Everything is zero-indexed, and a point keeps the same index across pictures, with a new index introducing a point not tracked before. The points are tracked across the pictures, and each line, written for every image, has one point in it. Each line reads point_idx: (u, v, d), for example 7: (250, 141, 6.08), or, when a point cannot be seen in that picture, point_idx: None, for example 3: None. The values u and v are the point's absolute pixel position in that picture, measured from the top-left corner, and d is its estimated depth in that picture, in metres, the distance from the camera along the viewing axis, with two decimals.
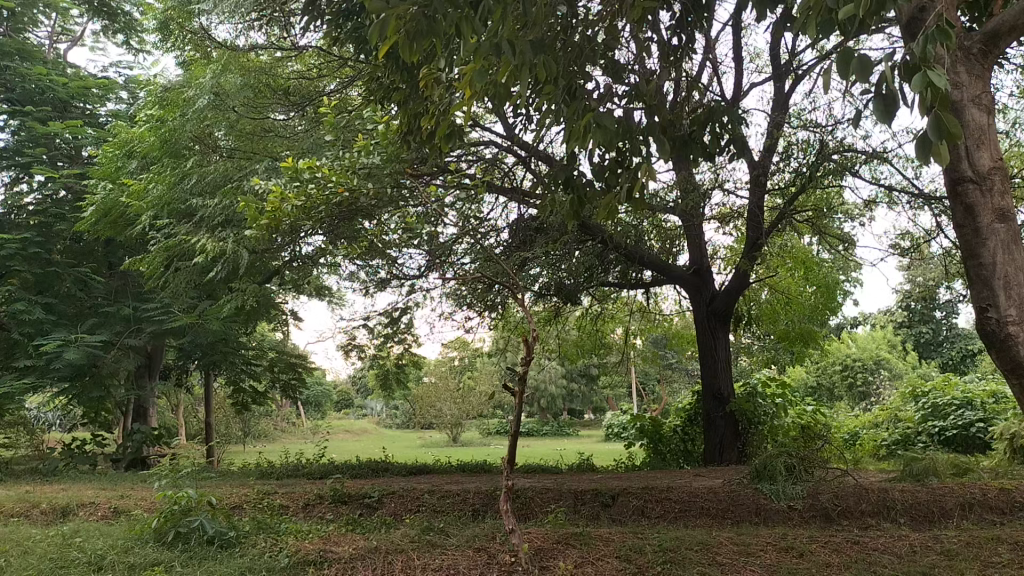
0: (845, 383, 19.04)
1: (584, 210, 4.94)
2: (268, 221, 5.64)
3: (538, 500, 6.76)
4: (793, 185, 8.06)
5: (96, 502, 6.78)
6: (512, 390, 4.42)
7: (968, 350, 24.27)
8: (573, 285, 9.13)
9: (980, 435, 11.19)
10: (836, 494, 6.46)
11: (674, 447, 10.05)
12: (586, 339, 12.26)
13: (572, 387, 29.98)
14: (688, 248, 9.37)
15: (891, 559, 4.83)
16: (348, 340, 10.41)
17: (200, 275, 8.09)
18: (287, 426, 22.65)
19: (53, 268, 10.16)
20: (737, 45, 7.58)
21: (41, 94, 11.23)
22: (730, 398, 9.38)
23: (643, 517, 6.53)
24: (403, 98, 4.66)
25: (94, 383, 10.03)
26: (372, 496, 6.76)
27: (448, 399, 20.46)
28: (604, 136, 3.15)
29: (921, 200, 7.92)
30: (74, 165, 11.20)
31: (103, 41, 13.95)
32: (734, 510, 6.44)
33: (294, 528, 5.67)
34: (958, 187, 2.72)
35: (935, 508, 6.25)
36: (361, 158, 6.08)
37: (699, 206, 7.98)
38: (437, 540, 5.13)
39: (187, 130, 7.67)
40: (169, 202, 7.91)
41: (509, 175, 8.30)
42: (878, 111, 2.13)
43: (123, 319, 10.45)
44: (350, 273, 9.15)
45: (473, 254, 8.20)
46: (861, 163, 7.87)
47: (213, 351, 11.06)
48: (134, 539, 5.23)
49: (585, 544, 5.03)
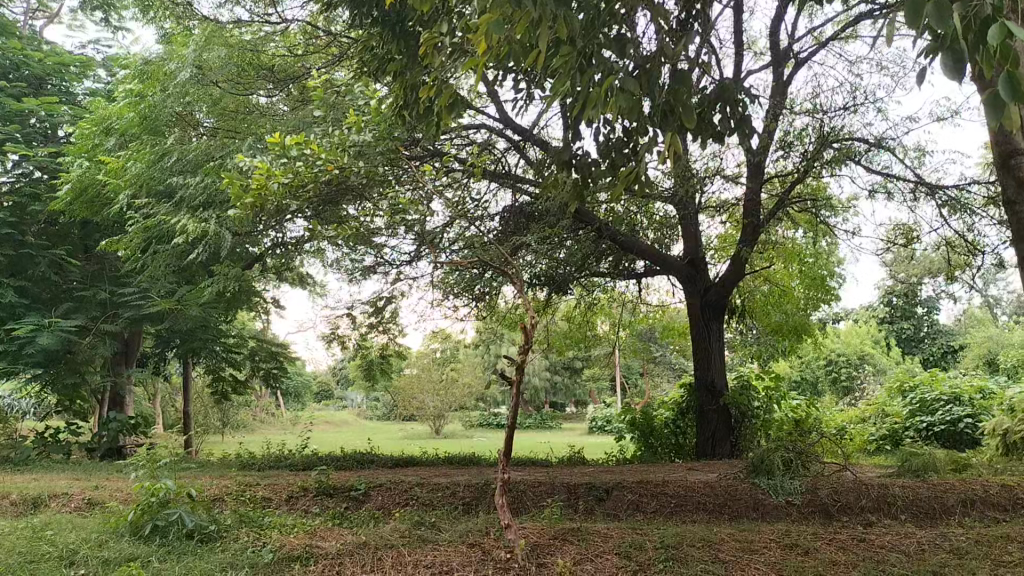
0: (830, 378, 18.99)
1: (586, 193, 4.78)
2: (254, 199, 5.37)
3: (531, 494, 6.58)
4: (793, 174, 7.88)
5: (69, 493, 6.50)
6: (510, 377, 4.19)
7: (949, 346, 24.38)
8: (564, 275, 8.91)
9: (968, 430, 11.05)
10: (836, 489, 6.31)
11: (665, 441, 9.87)
12: (574, 331, 12.10)
13: (555, 379, 29.83)
14: (682, 237, 9.20)
15: (900, 557, 4.65)
16: (331, 329, 10.16)
17: (180, 258, 7.80)
18: (267, 416, 22.29)
19: (26, 250, 9.79)
20: (738, 28, 7.39)
21: (14, 70, 10.85)
22: (724, 391, 9.20)
23: (639, 512, 6.34)
24: (399, 69, 4.43)
25: (70, 369, 9.80)
26: (359, 489, 6.53)
27: (431, 391, 20.16)
28: (623, 108, 2.99)
29: (923, 190, 7.76)
30: (49, 144, 10.82)
31: (80, 19, 13.54)
32: (732, 505, 6.27)
33: (279, 521, 5.42)
34: (1012, 161, 3.21)
35: (937, 505, 6.11)
36: (352, 136, 5.83)
37: (696, 194, 7.80)
38: (429, 535, 4.91)
39: (169, 106, 7.38)
40: (147, 181, 7.60)
41: (501, 160, 8.07)
42: (948, 67, 1.99)
43: (99, 303, 10.11)
44: (334, 260, 8.89)
45: (463, 240, 7.99)
46: (862, 151, 7.71)
47: (193, 338, 10.76)
48: (109, 534, 4.95)
49: (583, 540, 4.83)
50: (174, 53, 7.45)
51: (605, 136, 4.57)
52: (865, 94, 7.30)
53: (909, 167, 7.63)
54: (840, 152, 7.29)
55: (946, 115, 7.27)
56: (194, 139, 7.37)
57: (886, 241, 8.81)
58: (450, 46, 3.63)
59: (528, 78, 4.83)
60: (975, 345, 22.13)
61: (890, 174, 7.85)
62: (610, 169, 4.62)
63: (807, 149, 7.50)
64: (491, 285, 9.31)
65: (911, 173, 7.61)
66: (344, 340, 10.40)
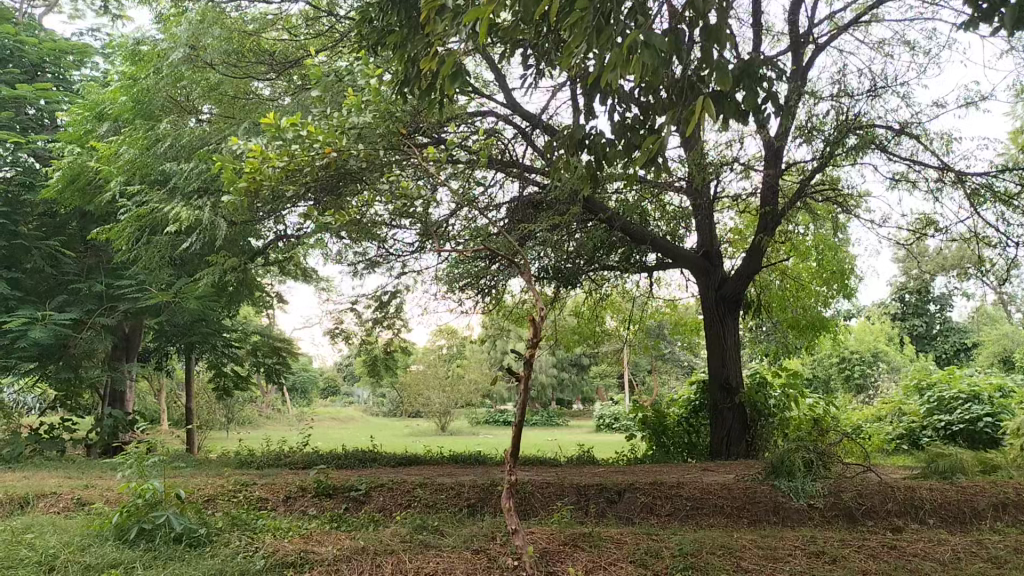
0: (842, 375, 18.65)
1: (600, 176, 4.47)
2: (247, 184, 5.08)
3: (540, 495, 6.29)
4: (813, 163, 7.55)
5: (57, 492, 6.24)
6: (517, 372, 3.88)
7: (962, 345, 23.97)
8: (573, 268, 8.63)
9: (988, 430, 10.72)
10: (859, 492, 6.01)
11: (678, 439, 9.59)
12: (583, 325, 11.81)
13: (562, 376, 29.52)
14: (696, 229, 8.89)
15: (935, 567, 4.33)
16: (335, 324, 9.89)
17: (175, 248, 7.53)
18: (271, 412, 22.09)
19: (19, 241, 9.53)
20: (756, 8, 7.06)
21: (8, 57, 10.57)
22: (740, 388, 8.87)
23: (652, 516, 6.03)
24: (400, 40, 4.11)
25: (65, 364, 9.53)
26: (359, 489, 6.26)
27: (437, 388, 19.81)
28: (645, 67, 2.66)
29: (950, 177, 7.42)
30: (44, 133, 10.56)
31: (80, 7, 13.24)
32: (751, 508, 5.95)
33: (273, 525, 5.14)
34: None
35: (966, 509, 5.80)
36: (352, 117, 5.55)
37: (711, 182, 7.48)
38: (432, 540, 4.62)
39: (162, 88, 7.10)
40: (141, 167, 7.32)
41: (508, 148, 7.78)
42: None
43: (95, 296, 9.84)
44: (337, 253, 8.62)
45: (469, 231, 7.70)
46: (886, 138, 7.38)
47: (191, 332, 10.48)
48: (91, 537, 4.67)
49: (595, 547, 4.53)
50: (168, 33, 7.15)
51: (620, 114, 4.27)
52: (888, 78, 6.98)
53: (934, 155, 7.30)
54: (863, 139, 6.96)
55: (975, 100, 6.93)
56: (189, 125, 7.10)
57: (907, 232, 8.47)
58: (453, 12, 3.34)
59: (537, 58, 4.55)
60: (990, 343, 21.74)
61: (913, 162, 7.52)
62: (626, 150, 4.30)
63: (828, 136, 7.17)
64: (499, 278, 9.03)
65: (937, 161, 7.27)
66: (348, 336, 10.12)
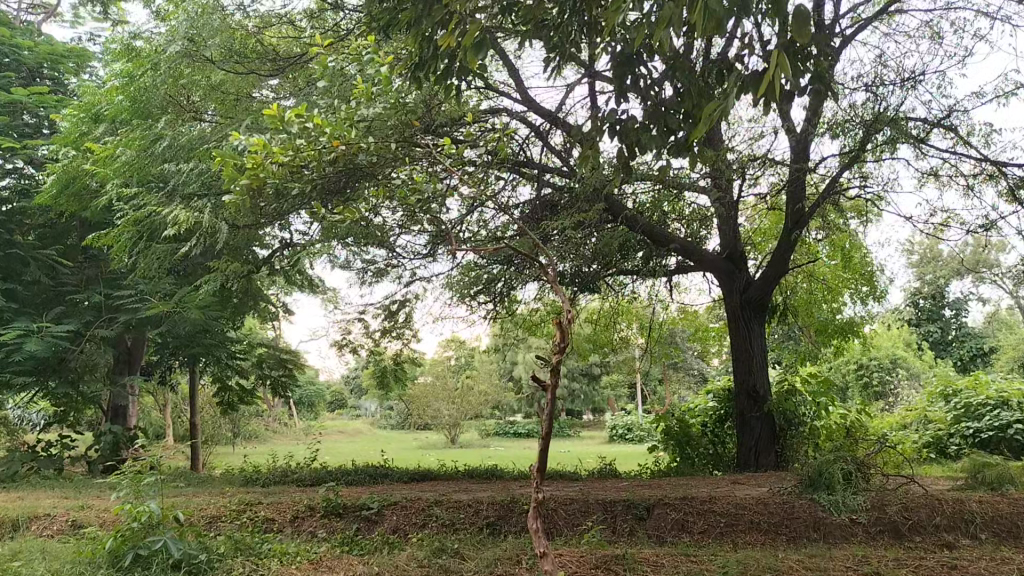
0: (860, 383, 18.19)
1: (630, 167, 4.12)
2: (250, 181, 4.72)
3: (563, 513, 5.91)
4: (842, 159, 7.17)
5: (52, 514, 5.89)
6: (545, 380, 3.50)
7: (978, 350, 23.30)
8: (592, 272, 8.25)
9: (1019, 437, 10.28)
10: (905, 505, 5.61)
11: (702, 451, 9.20)
12: (599, 332, 11.45)
13: (573, 386, 29.12)
14: (718, 230, 8.52)
15: None
16: (342, 337, 9.56)
17: (176, 255, 7.20)
18: (279, 426, 21.71)
19: (15, 250, 9.22)
20: None
21: (5, 62, 10.32)
22: (767, 397, 8.47)
23: (684, 533, 5.64)
24: (413, 18, 3.78)
25: (62, 377, 9.20)
26: (370, 508, 5.86)
27: (445, 398, 19.42)
28: (704, 16, 2.30)
29: (989, 170, 7.03)
30: (40, 138, 10.27)
31: (81, 14, 13.03)
32: (789, 524, 5.56)
33: (280, 548, 4.78)
34: None
35: (1020, 523, 5.43)
36: (360, 109, 5.22)
37: (737, 180, 7.12)
38: (452, 564, 4.23)
39: (159, 86, 6.80)
40: (140, 169, 7.01)
41: (522, 146, 7.44)
42: None
43: (95, 307, 9.50)
44: (344, 261, 8.30)
45: (482, 233, 7.35)
46: (921, 131, 7.00)
47: (193, 343, 9.99)
48: (83, 564, 4.28)
49: (631, 570, 4.14)
50: (165, 29, 6.87)
51: (653, 98, 3.91)
52: (924, 67, 6.60)
53: (971, 147, 6.91)
54: (900, 132, 6.58)
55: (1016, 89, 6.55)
56: (188, 126, 6.80)
57: (940, 230, 8.08)
58: None
59: (559, 43, 4.21)
60: (1009, 348, 21.27)
61: (949, 155, 7.12)
62: (663, 136, 3.90)
63: (860, 130, 6.78)
64: (512, 284, 8.68)
65: (975, 155, 6.89)
66: (355, 348, 9.78)
